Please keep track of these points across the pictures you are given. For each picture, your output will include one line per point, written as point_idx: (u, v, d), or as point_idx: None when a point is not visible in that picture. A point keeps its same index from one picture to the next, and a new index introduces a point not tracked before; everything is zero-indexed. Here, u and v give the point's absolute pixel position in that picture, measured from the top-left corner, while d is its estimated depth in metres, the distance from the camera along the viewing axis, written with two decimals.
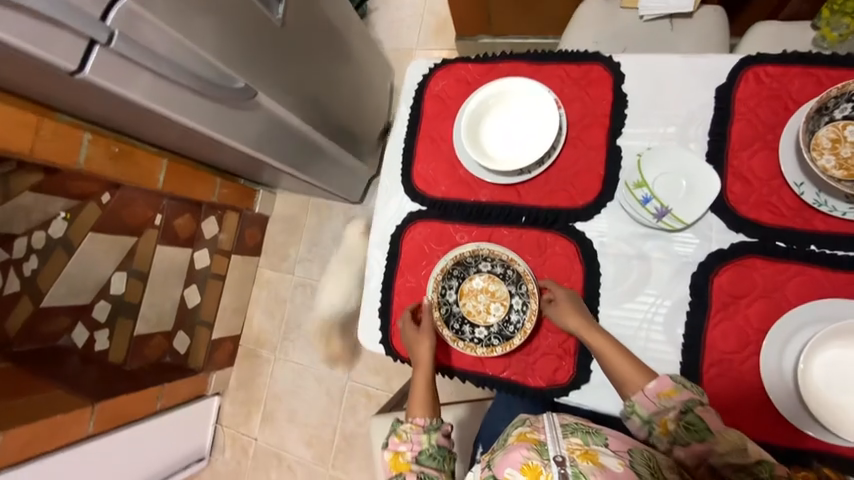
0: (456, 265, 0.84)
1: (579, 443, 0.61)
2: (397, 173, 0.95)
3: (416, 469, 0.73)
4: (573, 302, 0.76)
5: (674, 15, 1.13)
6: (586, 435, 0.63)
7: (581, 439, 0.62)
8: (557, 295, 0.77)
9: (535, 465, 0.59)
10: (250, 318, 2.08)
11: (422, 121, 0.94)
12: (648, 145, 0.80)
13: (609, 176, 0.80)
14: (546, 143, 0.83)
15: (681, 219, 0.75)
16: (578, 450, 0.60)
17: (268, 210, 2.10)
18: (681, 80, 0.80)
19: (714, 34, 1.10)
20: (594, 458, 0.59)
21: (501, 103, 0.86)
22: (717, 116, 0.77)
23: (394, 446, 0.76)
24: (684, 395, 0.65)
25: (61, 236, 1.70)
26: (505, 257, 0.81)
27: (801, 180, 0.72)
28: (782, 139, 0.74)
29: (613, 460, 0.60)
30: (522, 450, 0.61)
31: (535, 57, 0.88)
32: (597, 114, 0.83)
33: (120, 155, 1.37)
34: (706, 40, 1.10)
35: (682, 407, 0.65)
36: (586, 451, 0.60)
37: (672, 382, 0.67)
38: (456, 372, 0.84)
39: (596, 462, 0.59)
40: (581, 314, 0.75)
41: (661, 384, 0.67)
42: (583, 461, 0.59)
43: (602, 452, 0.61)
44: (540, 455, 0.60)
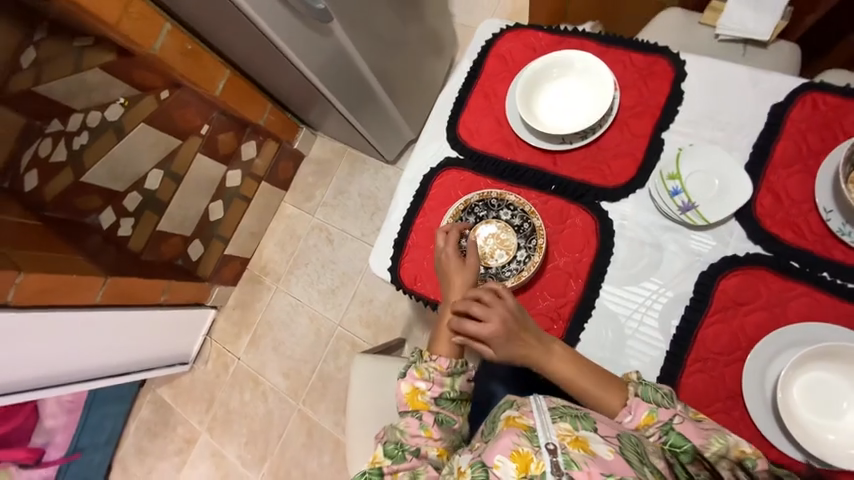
0: (479, 203, 0.88)
1: (569, 429, 0.63)
2: (445, 120, 0.99)
3: (434, 409, 0.81)
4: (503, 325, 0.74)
5: (748, 42, 1.14)
6: (575, 420, 0.64)
7: (569, 424, 0.64)
8: (489, 317, 0.75)
9: (525, 452, 0.61)
10: (262, 246, 2.17)
11: (480, 76, 0.98)
12: (691, 143, 0.82)
13: (645, 164, 0.83)
14: (593, 120, 0.86)
15: (704, 217, 0.77)
16: (568, 436, 0.62)
17: (306, 150, 2.17)
18: (739, 90, 0.82)
19: (783, 68, 1.11)
20: (585, 446, 0.60)
21: (562, 72, 0.89)
22: (767, 130, 0.79)
23: (414, 382, 0.82)
24: (655, 408, 0.69)
25: (115, 120, 1.79)
26: (527, 208, 0.84)
27: (831, 207, 0.74)
28: (822, 166, 0.75)
29: (604, 448, 0.60)
30: (511, 437, 0.63)
31: (605, 40, 0.91)
32: (650, 106, 0.85)
33: (191, 54, 1.44)
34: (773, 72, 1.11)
35: (661, 423, 0.68)
36: (576, 438, 0.62)
37: (640, 401, 0.70)
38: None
39: (586, 449, 0.60)
40: (518, 342, 0.75)
41: (634, 410, 0.70)
42: (573, 448, 0.60)
43: (592, 438, 0.61)
44: (531, 441, 0.62)
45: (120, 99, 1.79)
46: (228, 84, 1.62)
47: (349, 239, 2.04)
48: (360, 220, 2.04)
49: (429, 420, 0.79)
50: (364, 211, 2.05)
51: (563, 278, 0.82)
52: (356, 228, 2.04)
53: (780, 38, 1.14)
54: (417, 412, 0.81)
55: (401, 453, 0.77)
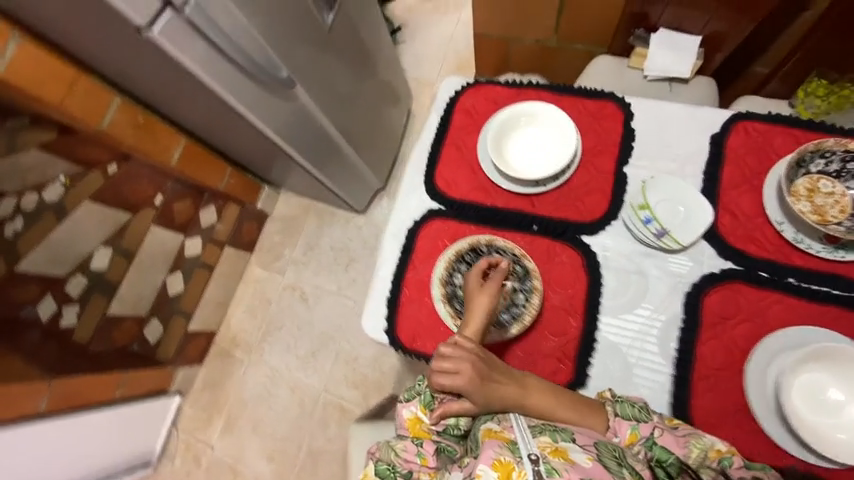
0: (469, 250, 0.87)
1: (549, 442, 0.66)
2: (421, 174, 1.02)
3: (435, 438, 0.79)
4: (474, 370, 0.72)
5: (673, 80, 1.30)
6: (553, 432, 0.68)
7: (549, 437, 0.67)
8: (460, 368, 0.72)
9: (507, 462, 0.63)
10: (230, 315, 2.02)
11: (450, 130, 1.02)
12: (649, 176, 0.89)
13: (615, 197, 0.88)
14: (562, 161, 0.91)
15: (678, 240, 0.83)
16: (549, 447, 0.65)
17: (270, 209, 2.11)
18: (681, 125, 0.93)
19: (705, 100, 1.27)
20: (564, 455, 0.64)
21: (526, 120, 0.95)
22: (712, 157, 0.89)
23: (418, 411, 0.82)
24: (639, 425, 0.71)
25: (55, 201, 1.63)
26: (518, 251, 0.85)
27: (781, 219, 0.83)
28: (766, 184, 0.85)
29: (582, 455, 0.64)
30: (493, 448, 0.65)
31: (558, 89, 0.99)
32: (609, 144, 0.93)
33: (143, 126, 1.39)
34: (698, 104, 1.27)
35: (650, 439, 0.70)
36: (556, 449, 0.65)
37: (627, 422, 0.72)
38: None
39: (565, 457, 0.64)
40: (493, 384, 0.72)
41: (619, 432, 0.72)
42: (553, 457, 0.63)
43: (571, 448, 0.65)
44: (512, 452, 0.64)
45: (61, 177, 1.64)
46: (184, 152, 1.57)
47: (325, 296, 1.96)
48: (334, 275, 1.98)
49: (431, 449, 0.78)
50: (337, 265, 1.99)
51: (561, 315, 0.83)
52: (331, 284, 1.97)
53: (697, 74, 1.31)
54: (419, 440, 0.80)
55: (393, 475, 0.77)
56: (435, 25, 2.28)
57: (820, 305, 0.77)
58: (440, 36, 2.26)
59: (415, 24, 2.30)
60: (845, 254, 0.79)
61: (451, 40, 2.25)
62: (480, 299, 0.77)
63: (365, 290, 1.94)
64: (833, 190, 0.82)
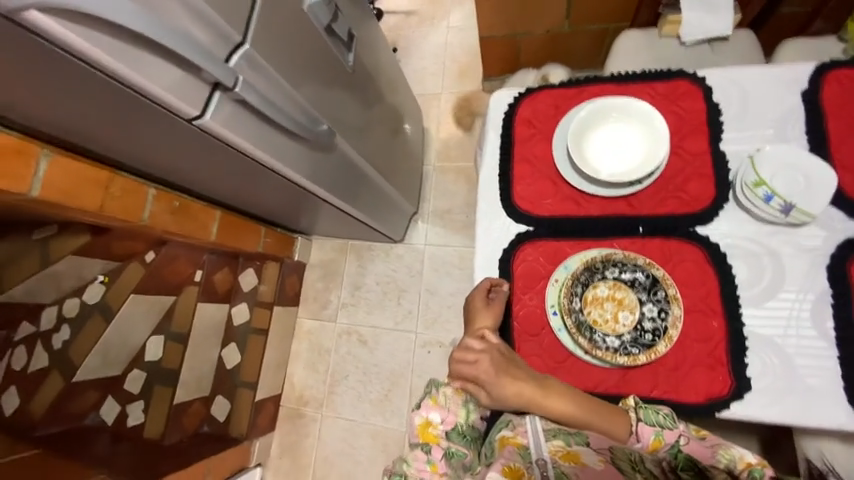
0: (583, 271, 0.82)
1: (561, 445, 0.70)
2: (496, 197, 0.94)
3: (444, 443, 0.80)
4: (492, 362, 0.77)
5: (712, 40, 1.24)
6: (568, 436, 0.71)
7: (562, 441, 0.71)
8: (480, 360, 0.78)
9: (517, 468, 0.68)
10: (291, 374, 1.95)
11: (515, 145, 0.96)
12: (758, 147, 0.84)
13: (720, 180, 0.83)
14: (654, 154, 0.85)
15: (809, 211, 0.77)
16: (560, 451, 0.69)
17: (306, 257, 2.05)
18: (767, 88, 0.86)
19: (751, 53, 1.22)
20: (575, 459, 0.67)
21: (600, 119, 0.88)
22: (812, 117, 0.83)
23: (427, 414, 0.82)
24: (662, 430, 0.71)
25: (97, 301, 1.59)
26: (640, 261, 0.79)
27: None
28: None
29: (594, 459, 0.67)
30: (507, 455, 0.71)
31: (620, 79, 0.93)
32: (694, 125, 0.87)
33: (180, 210, 1.34)
34: (745, 59, 1.21)
35: (670, 441, 0.71)
36: (567, 452, 0.69)
37: (650, 430, 0.71)
38: (611, 398, 0.78)
39: (576, 461, 0.67)
40: (512, 380, 0.76)
41: (645, 439, 0.71)
42: (564, 461, 0.67)
43: (584, 452, 0.68)
44: (523, 458, 0.69)
45: (100, 276, 1.61)
46: (220, 224, 1.52)
47: (383, 333, 1.90)
48: (388, 310, 1.92)
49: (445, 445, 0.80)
50: (389, 299, 1.93)
51: (701, 319, 0.77)
52: (387, 320, 1.91)
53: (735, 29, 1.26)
54: (427, 445, 0.80)
55: None
56: (426, 38, 2.24)
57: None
58: (434, 47, 2.22)
59: (406, 41, 2.26)
60: None
61: (447, 48, 2.20)
62: (483, 317, 0.82)
63: (423, 319, 1.88)
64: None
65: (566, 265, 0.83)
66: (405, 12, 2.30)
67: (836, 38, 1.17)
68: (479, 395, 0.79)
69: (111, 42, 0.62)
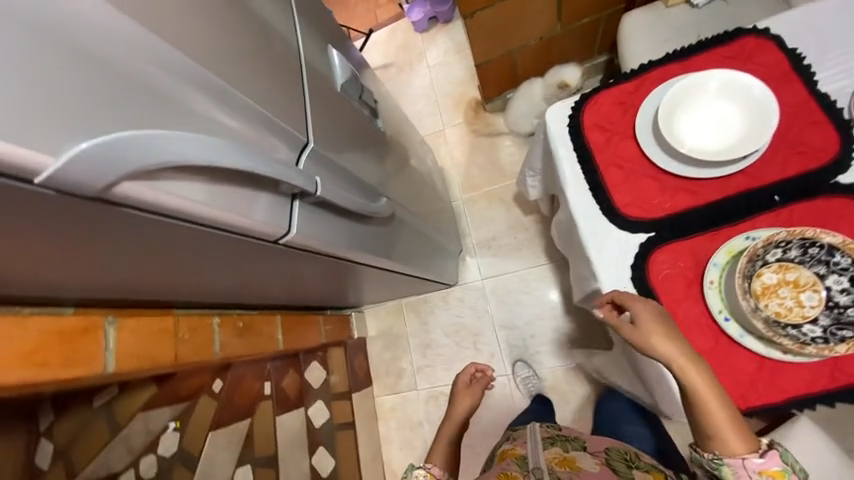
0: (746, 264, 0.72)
1: (559, 454, 1.13)
2: (598, 213, 0.86)
3: None
4: (655, 316, 0.74)
5: None
6: (564, 445, 1.19)
7: (560, 449, 1.17)
8: (639, 304, 0.75)
9: (516, 474, 1.06)
10: (389, 460, 1.80)
11: (594, 154, 0.89)
12: None
13: (838, 122, 0.77)
14: (759, 119, 0.78)
15: None
16: (558, 457, 1.12)
17: (364, 331, 1.94)
18: (838, 20, 0.83)
19: None
20: (570, 462, 1.09)
21: (685, 101, 0.82)
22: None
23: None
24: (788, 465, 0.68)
25: (175, 451, 1.42)
26: (809, 233, 0.70)
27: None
28: None
29: (587, 462, 1.09)
30: (508, 464, 1.12)
31: (679, 56, 0.88)
32: (780, 76, 0.81)
33: (245, 329, 1.25)
34: (763, 1, 1.19)
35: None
36: (565, 459, 1.10)
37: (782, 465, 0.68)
38: (823, 397, 0.69)
39: (572, 464, 1.09)
40: (674, 342, 0.71)
41: (765, 464, 0.68)
42: (562, 466, 1.08)
43: (578, 458, 1.11)
44: (522, 465, 1.09)
45: (171, 423, 1.45)
46: (284, 329, 1.43)
47: None
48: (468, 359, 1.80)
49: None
50: (465, 348, 1.81)
51: None
52: None
53: None
54: None
55: None
56: (410, 83, 2.26)
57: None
58: (421, 89, 2.23)
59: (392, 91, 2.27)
60: None
61: (434, 86, 2.22)
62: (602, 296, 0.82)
63: (508, 356, 1.76)
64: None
65: (716, 263, 0.76)
66: (382, 66, 2.34)
67: None
68: (620, 328, 0.76)
69: (198, 187, 0.51)
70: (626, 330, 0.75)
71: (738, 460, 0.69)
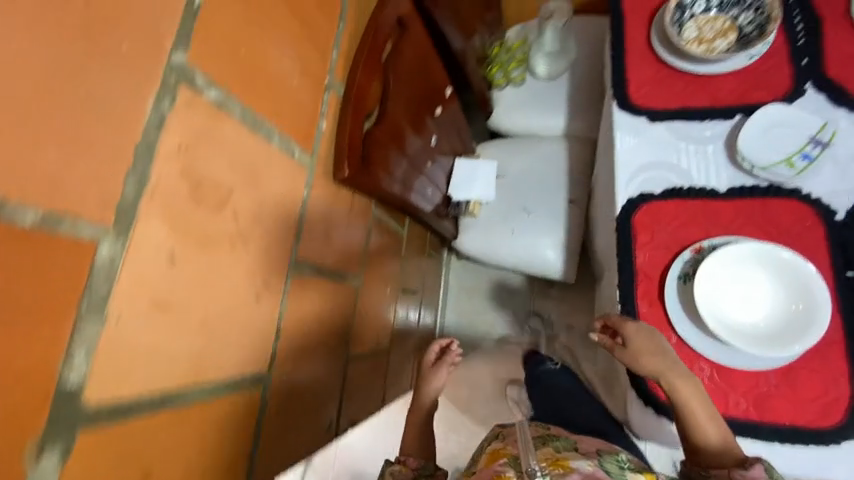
0: None
1: (551, 454, 0.73)
2: (819, 447, 0.69)
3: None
4: (647, 338, 0.71)
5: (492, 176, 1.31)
6: (557, 447, 0.77)
7: (551, 450, 0.75)
8: (627, 326, 0.72)
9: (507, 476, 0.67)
10: None
11: (733, 415, 0.71)
12: (724, 157, 0.82)
13: (775, 193, 0.76)
14: (773, 259, 0.72)
15: (821, 127, 0.76)
16: (551, 459, 0.72)
17: None
18: (644, 146, 0.86)
19: (506, 146, 1.33)
20: (564, 464, 0.69)
21: (715, 303, 0.73)
22: (689, 114, 0.85)
23: None
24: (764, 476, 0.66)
25: None
26: None
27: (731, 56, 0.83)
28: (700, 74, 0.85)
29: (582, 462, 0.70)
30: (497, 467, 0.71)
31: (630, 276, 0.79)
32: (698, 211, 0.79)
33: None
34: (512, 151, 1.32)
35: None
36: (558, 460, 0.71)
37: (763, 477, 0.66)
38: None
39: (565, 466, 0.69)
40: (665, 360, 0.70)
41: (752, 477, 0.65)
42: (555, 466, 0.69)
43: (573, 459, 0.71)
44: (516, 465, 0.69)
45: None
46: None
47: None
48: None
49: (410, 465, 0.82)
50: None
51: None
52: None
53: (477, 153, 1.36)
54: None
55: None
56: None
57: (827, 8, 0.84)
58: None
59: None
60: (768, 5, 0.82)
61: None
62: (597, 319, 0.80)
63: None
64: (696, 18, 0.88)
65: None
66: None
67: (498, 90, 1.37)
68: (611, 349, 0.75)
69: None
70: (619, 350, 0.74)
71: (724, 470, 0.68)
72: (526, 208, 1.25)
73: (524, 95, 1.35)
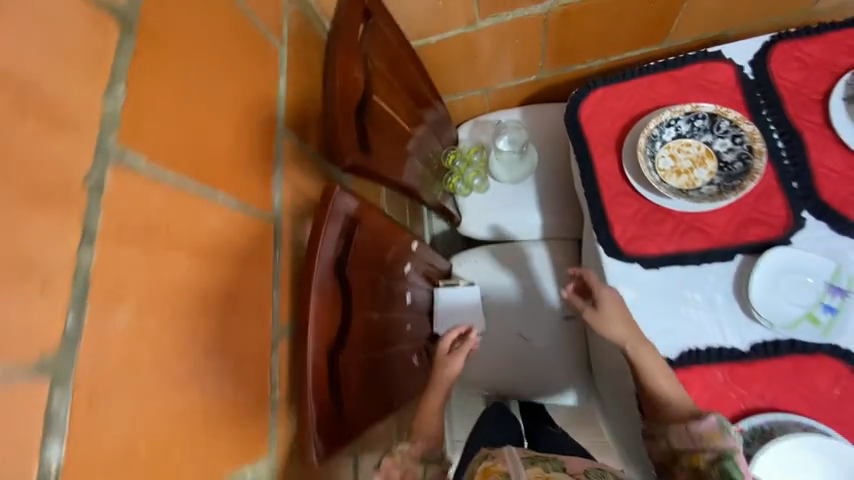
0: None
1: (542, 471, 0.70)
2: None
3: None
4: (620, 306, 0.73)
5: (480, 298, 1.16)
6: (544, 463, 0.74)
7: (541, 467, 0.72)
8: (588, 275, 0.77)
9: None
10: None
11: None
12: (738, 308, 0.73)
13: (803, 350, 0.69)
14: (833, 449, 0.62)
15: (836, 272, 0.70)
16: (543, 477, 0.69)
17: None
18: (648, 301, 0.76)
19: (488, 260, 1.19)
20: None
21: None
22: (687, 258, 0.76)
23: None
24: (709, 470, 0.62)
25: None
26: None
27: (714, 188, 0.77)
28: (690, 211, 0.77)
29: None
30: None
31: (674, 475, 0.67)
32: (725, 378, 0.70)
33: None
34: (495, 265, 1.18)
35: (697, 450, 0.64)
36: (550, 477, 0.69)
37: (711, 456, 0.62)
38: None
39: None
40: (635, 330, 0.72)
41: (703, 427, 0.63)
42: None
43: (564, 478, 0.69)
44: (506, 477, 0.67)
45: None
46: None
47: None
48: None
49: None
50: None
51: None
52: None
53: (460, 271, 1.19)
54: None
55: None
56: None
57: (805, 119, 0.77)
58: None
59: None
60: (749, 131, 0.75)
61: None
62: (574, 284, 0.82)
63: None
64: (668, 145, 0.80)
65: None
66: None
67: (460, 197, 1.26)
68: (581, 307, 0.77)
69: None
70: (588, 310, 0.75)
71: (681, 424, 0.65)
72: (523, 334, 1.12)
73: (490, 200, 1.24)
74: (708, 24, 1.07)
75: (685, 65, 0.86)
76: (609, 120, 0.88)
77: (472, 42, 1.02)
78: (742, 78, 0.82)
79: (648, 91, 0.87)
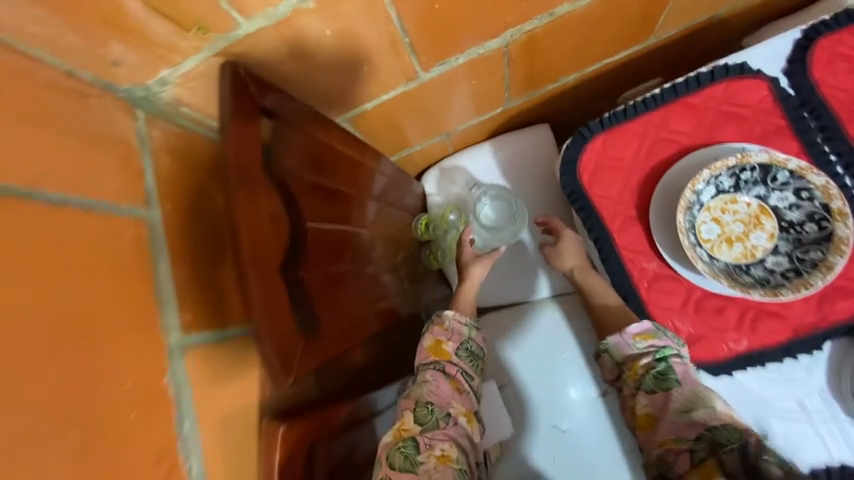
0: None
1: None
2: None
3: (455, 359, 0.78)
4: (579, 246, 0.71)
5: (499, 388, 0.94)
6: None
7: None
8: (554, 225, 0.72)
9: (440, 345, 0.79)
10: None
11: None
12: (833, 409, 0.63)
13: None
14: None
15: None
16: None
17: None
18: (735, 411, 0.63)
19: (500, 339, 0.96)
20: None
21: None
22: (764, 357, 0.59)
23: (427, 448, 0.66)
24: (644, 378, 0.57)
25: None
26: None
27: (782, 259, 0.58)
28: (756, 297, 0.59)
29: None
30: None
31: None
32: None
33: None
34: (510, 343, 0.95)
35: (635, 358, 0.59)
36: None
37: (649, 358, 0.58)
38: None
39: None
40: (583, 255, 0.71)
41: (638, 328, 0.60)
42: None
43: None
44: None
45: None
46: None
47: None
48: None
49: (452, 372, 0.76)
50: None
51: None
52: None
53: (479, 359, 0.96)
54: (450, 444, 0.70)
55: (439, 428, 0.69)
56: None
57: None
58: None
59: None
60: (817, 182, 0.56)
61: None
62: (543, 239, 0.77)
63: None
64: (708, 207, 0.60)
65: None
66: None
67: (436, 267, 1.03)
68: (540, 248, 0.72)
69: None
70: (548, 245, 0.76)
71: (616, 335, 0.62)
72: (559, 426, 0.90)
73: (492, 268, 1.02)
74: (696, 9, 0.87)
75: (702, 88, 0.65)
76: (620, 180, 0.66)
77: (419, 96, 0.78)
78: (780, 95, 0.63)
79: (662, 129, 0.66)
